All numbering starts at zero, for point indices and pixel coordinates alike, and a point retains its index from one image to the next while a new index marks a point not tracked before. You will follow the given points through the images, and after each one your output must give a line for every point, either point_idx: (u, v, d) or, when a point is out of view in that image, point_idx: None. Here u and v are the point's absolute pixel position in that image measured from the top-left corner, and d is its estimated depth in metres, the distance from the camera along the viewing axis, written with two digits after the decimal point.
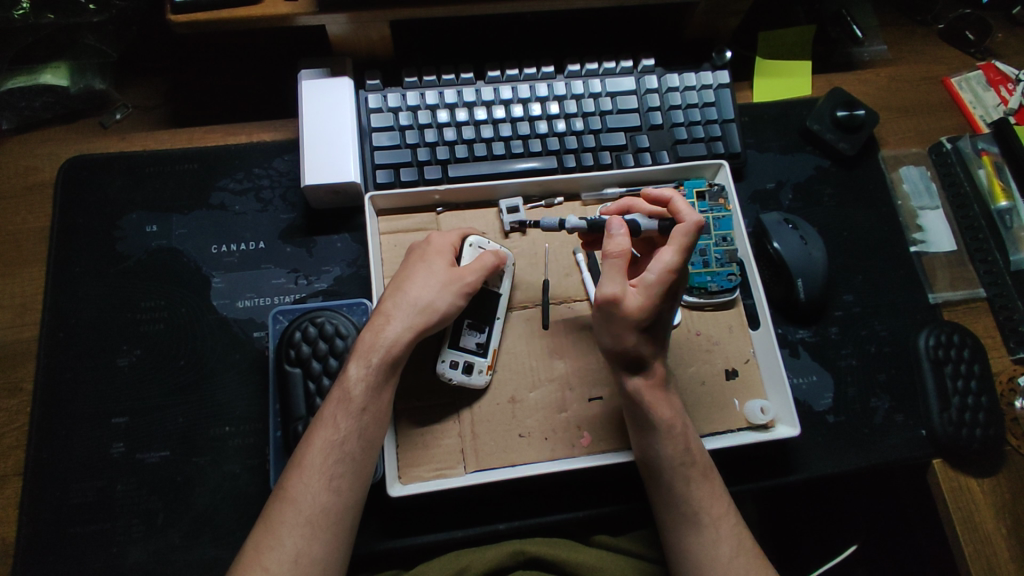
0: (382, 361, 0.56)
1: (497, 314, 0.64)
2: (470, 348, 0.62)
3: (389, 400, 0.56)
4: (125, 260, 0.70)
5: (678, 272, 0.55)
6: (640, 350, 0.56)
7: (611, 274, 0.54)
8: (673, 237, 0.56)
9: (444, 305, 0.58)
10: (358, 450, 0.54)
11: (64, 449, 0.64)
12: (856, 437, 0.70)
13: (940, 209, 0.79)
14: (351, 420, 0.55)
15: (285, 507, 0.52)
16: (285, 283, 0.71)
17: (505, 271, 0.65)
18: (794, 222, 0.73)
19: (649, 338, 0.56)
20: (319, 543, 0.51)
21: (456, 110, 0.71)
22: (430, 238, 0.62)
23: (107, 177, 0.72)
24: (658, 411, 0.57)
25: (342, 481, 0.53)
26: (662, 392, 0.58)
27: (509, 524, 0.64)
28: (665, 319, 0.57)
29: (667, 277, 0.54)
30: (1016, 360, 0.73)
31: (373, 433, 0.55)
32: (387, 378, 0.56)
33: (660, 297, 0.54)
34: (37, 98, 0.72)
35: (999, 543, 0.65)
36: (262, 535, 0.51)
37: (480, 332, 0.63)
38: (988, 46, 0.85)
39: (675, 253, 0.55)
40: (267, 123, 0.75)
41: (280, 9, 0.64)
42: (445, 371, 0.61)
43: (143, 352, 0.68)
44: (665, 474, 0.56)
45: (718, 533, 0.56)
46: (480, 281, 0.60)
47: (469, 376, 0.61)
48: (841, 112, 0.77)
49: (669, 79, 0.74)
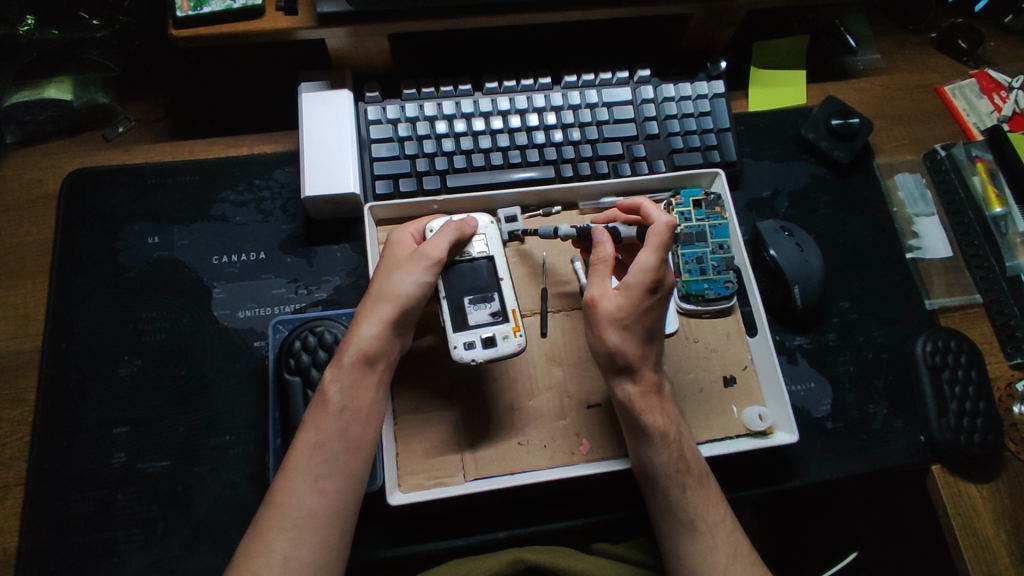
0: (354, 357, 0.56)
1: (501, 277, 0.62)
2: (486, 321, 0.60)
3: (369, 398, 0.56)
4: (127, 271, 0.71)
5: (654, 271, 0.56)
6: (627, 356, 0.57)
7: (596, 278, 0.59)
8: (647, 241, 0.58)
9: (410, 287, 0.57)
10: (341, 450, 0.54)
11: (65, 459, 0.65)
12: (854, 444, 0.70)
13: (935, 216, 0.80)
14: (332, 422, 0.54)
15: (273, 512, 0.52)
16: (285, 293, 0.71)
17: (487, 236, 0.63)
18: (790, 230, 0.73)
19: (636, 342, 0.57)
20: (308, 546, 0.51)
21: (454, 121, 0.72)
22: (390, 235, 0.63)
23: (110, 188, 0.73)
24: (650, 419, 0.57)
25: (328, 482, 0.53)
26: (656, 398, 0.58)
27: (508, 532, 0.64)
28: (651, 319, 0.57)
29: (644, 278, 0.56)
30: (1013, 366, 0.73)
31: (357, 434, 0.55)
32: (364, 375, 0.56)
33: (638, 298, 0.56)
34: (41, 111, 0.73)
35: (999, 548, 0.65)
36: (250, 542, 0.51)
37: (490, 302, 0.61)
38: (980, 54, 0.86)
39: (650, 255, 0.56)
40: (269, 134, 0.76)
41: (281, 24, 0.65)
42: (466, 355, 0.59)
43: (145, 361, 0.68)
44: (662, 480, 0.56)
45: (715, 539, 0.56)
46: (444, 253, 0.59)
47: (496, 347, 0.59)
48: (835, 121, 0.78)
49: (666, 88, 0.75)
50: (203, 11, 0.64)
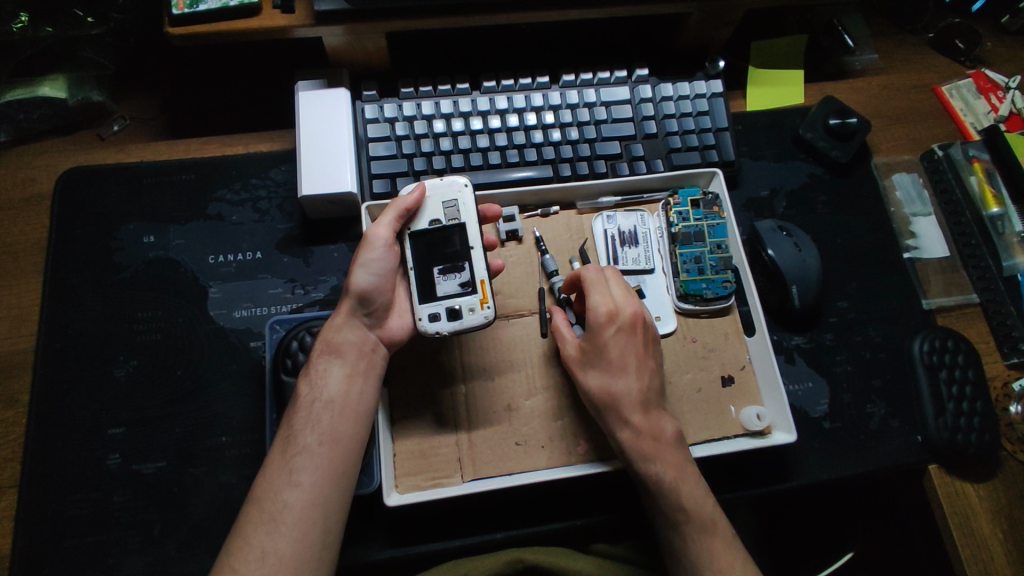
0: (321, 350, 0.59)
1: (472, 245, 0.60)
2: (453, 292, 0.59)
3: (342, 390, 0.57)
4: (122, 270, 0.71)
5: (598, 312, 0.59)
6: (607, 390, 0.58)
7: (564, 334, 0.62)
8: (589, 286, 0.61)
9: (358, 274, 0.59)
10: (316, 443, 0.54)
11: (60, 461, 0.64)
12: (851, 443, 0.70)
13: (932, 216, 0.80)
14: (304, 415, 0.56)
15: (253, 507, 0.52)
16: (282, 293, 0.71)
17: (461, 203, 0.61)
18: (788, 230, 0.73)
19: (610, 376, 0.59)
20: (285, 539, 0.50)
21: (452, 120, 0.72)
22: None
23: (105, 187, 0.73)
24: (646, 470, 0.57)
25: (303, 475, 0.53)
26: (653, 440, 0.57)
27: (506, 533, 0.64)
28: (618, 355, 0.59)
29: (591, 320, 0.59)
30: (1010, 365, 0.73)
31: (330, 426, 0.55)
32: (330, 365, 0.58)
33: (593, 338, 0.59)
34: (35, 110, 0.73)
35: (996, 548, 0.65)
36: (233, 539, 0.51)
37: (459, 273, 0.60)
38: (977, 54, 0.86)
39: (592, 299, 0.59)
40: (265, 133, 0.76)
41: (277, 22, 0.65)
42: (429, 326, 0.59)
43: (141, 362, 0.68)
44: (662, 505, 0.57)
45: (704, 537, 0.56)
46: (378, 233, 0.59)
47: (459, 320, 0.59)
48: (833, 120, 0.78)
49: (663, 88, 0.75)
50: (199, 8, 0.63)
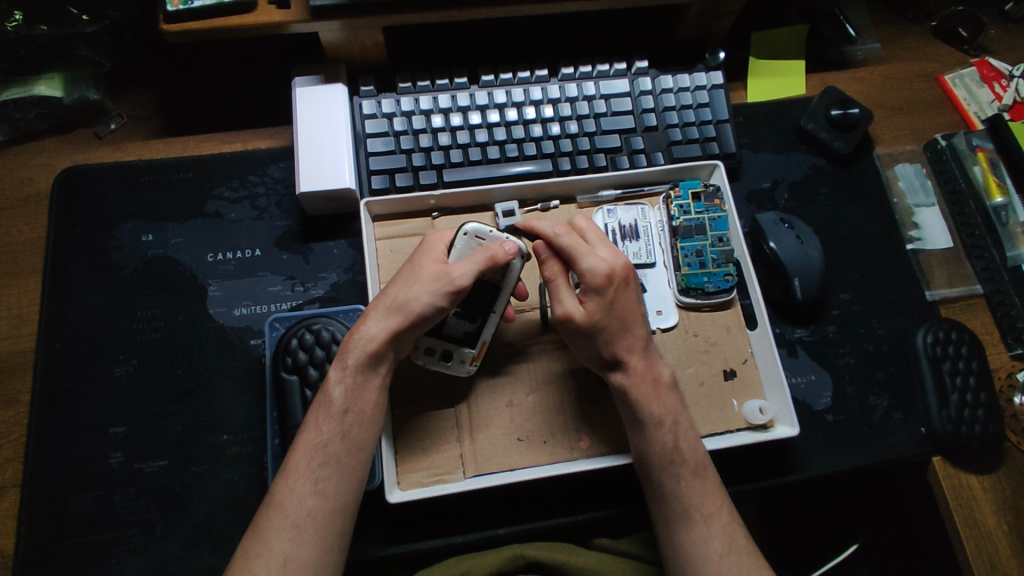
0: (360, 356, 0.55)
1: (494, 308, 0.60)
2: (456, 337, 0.60)
3: (372, 401, 0.55)
4: (121, 269, 0.70)
5: (604, 271, 0.56)
6: (612, 350, 0.57)
7: (562, 294, 0.57)
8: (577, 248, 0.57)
9: (426, 307, 0.55)
10: (343, 452, 0.53)
11: (61, 461, 0.64)
12: (854, 437, 0.70)
13: (935, 207, 0.79)
14: (333, 422, 0.54)
15: (272, 513, 0.52)
16: (281, 291, 0.71)
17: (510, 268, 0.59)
18: (790, 222, 0.72)
19: (615, 341, 0.57)
20: (307, 546, 0.51)
21: (450, 115, 0.71)
22: (425, 239, 0.60)
23: (103, 186, 0.72)
24: (647, 405, 0.56)
25: (327, 484, 0.52)
26: (653, 387, 0.57)
27: (509, 529, 0.64)
28: (623, 319, 0.57)
29: (597, 281, 0.56)
30: (1014, 357, 0.73)
31: (358, 436, 0.54)
32: (365, 378, 0.55)
33: (598, 302, 0.56)
34: (31, 109, 0.72)
35: (1000, 540, 0.65)
36: (250, 542, 0.51)
37: (471, 322, 0.60)
38: (981, 42, 0.85)
39: (589, 260, 0.56)
40: (262, 130, 0.75)
41: (273, 17, 0.64)
42: (419, 357, 0.60)
43: (141, 360, 0.68)
44: (674, 464, 0.56)
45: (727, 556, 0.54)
46: (469, 282, 0.55)
47: (448, 364, 0.60)
48: (835, 111, 0.77)
49: (664, 80, 0.74)
50: (193, 5, 0.63)
